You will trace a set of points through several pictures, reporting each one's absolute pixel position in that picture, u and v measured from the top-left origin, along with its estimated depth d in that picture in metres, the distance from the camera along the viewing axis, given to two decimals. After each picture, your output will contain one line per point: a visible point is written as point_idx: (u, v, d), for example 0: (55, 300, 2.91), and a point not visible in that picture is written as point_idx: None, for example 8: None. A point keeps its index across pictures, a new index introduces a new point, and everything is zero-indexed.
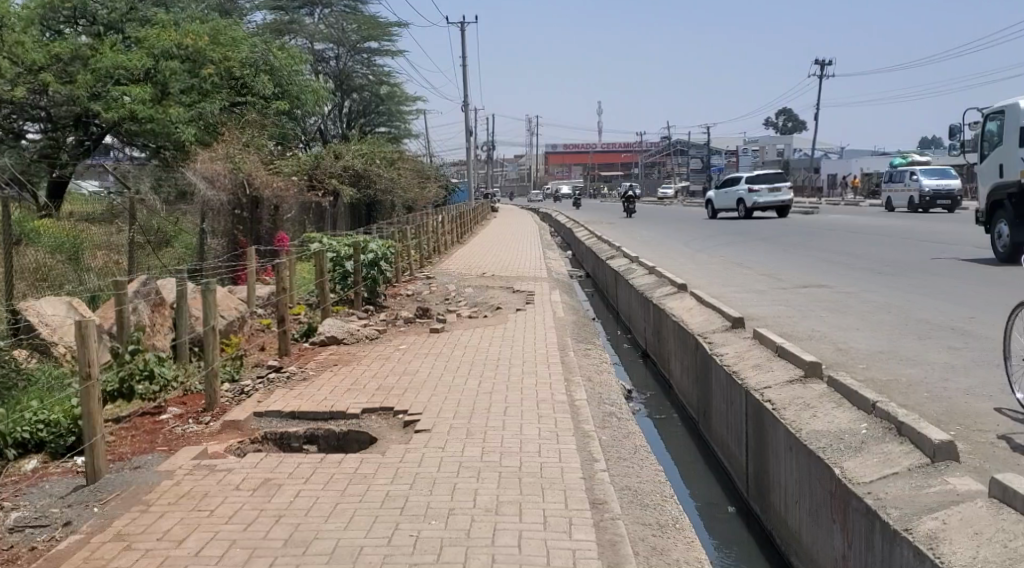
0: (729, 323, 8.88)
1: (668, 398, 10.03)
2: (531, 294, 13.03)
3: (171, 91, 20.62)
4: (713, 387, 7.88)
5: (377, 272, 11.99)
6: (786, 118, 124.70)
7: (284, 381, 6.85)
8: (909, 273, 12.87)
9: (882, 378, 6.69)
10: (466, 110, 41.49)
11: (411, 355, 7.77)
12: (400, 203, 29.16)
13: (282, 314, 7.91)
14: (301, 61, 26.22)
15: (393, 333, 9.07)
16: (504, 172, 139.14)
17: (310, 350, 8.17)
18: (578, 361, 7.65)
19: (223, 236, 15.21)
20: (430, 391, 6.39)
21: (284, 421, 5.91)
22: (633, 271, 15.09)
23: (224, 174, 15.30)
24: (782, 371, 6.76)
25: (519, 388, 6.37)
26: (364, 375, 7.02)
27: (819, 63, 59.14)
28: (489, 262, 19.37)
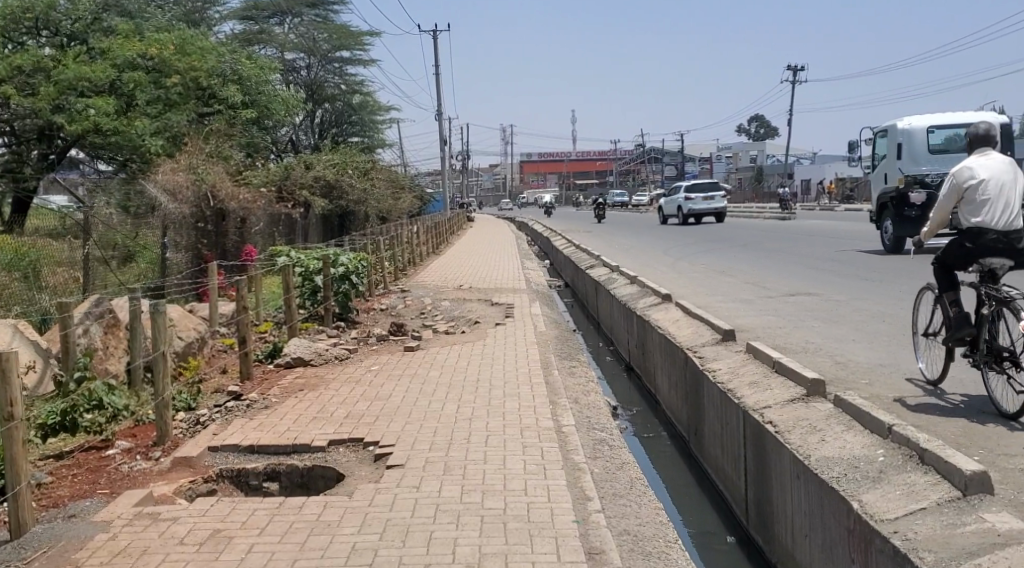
0: (719, 336, 8.43)
1: (655, 414, 9.59)
2: (510, 306, 12.54)
3: (136, 103, 20.00)
4: (705, 405, 7.43)
5: (348, 287, 11.45)
6: (759, 125, 125.69)
7: (244, 410, 6.30)
8: (898, 279, 12.55)
9: (887, 394, 6.29)
10: (440, 119, 41.07)
11: (384, 377, 7.25)
12: (375, 214, 28.60)
13: (245, 335, 7.37)
14: (271, 70, 25.59)
15: (366, 352, 8.56)
16: (480, 181, 138.85)
17: (275, 373, 7.62)
18: (562, 381, 7.16)
19: (187, 251, 14.57)
20: (404, 418, 5.88)
21: (242, 456, 5.37)
22: (614, 280, 14.65)
23: (186, 187, 14.72)
24: (782, 389, 6.31)
25: (501, 414, 5.87)
26: (332, 400, 6.48)
27: (791, 69, 59.54)
28: (466, 273, 18.89)
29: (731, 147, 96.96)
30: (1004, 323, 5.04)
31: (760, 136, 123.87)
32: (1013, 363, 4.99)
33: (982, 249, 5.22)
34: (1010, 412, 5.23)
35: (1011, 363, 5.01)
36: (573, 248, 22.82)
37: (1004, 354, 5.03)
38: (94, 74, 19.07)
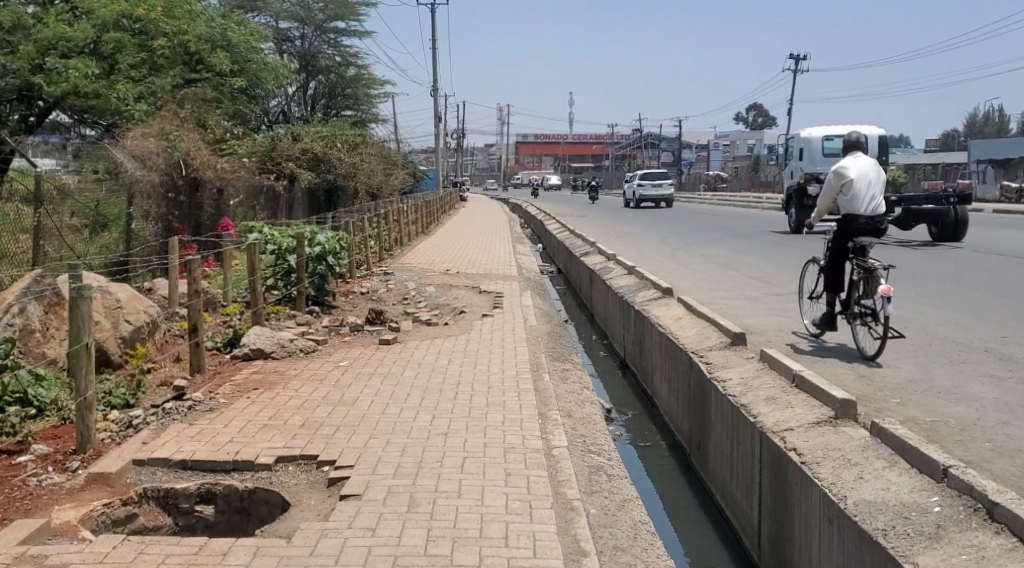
0: (728, 339, 7.62)
1: (652, 420, 8.80)
2: (499, 295, 11.68)
3: (121, 66, 18.94)
4: (712, 418, 6.63)
5: (325, 268, 10.62)
6: (757, 114, 125.03)
7: (184, 412, 5.44)
8: (915, 281, 11.76)
9: (925, 418, 5.49)
10: (436, 96, 40.10)
11: (351, 377, 6.40)
12: (365, 191, 27.52)
13: (197, 322, 6.50)
14: (261, 37, 24.48)
15: (336, 344, 7.71)
16: (474, 161, 137.64)
17: (230, 367, 6.78)
18: (554, 388, 6.33)
19: (158, 223, 13.62)
20: (368, 430, 5.04)
21: (172, 473, 4.53)
22: (610, 270, 13.80)
23: (158, 153, 13.73)
24: (804, 409, 5.49)
25: (483, 429, 5.04)
26: (289, 404, 5.63)
27: (793, 58, 58.90)
28: (455, 256, 18.05)
29: (729, 136, 96.01)
30: (868, 289, 6.59)
31: (757, 126, 123.26)
32: (872, 319, 6.61)
33: (853, 229, 6.73)
34: (871, 354, 6.94)
35: (870, 318, 6.64)
36: (568, 233, 21.97)
37: (866, 312, 6.62)
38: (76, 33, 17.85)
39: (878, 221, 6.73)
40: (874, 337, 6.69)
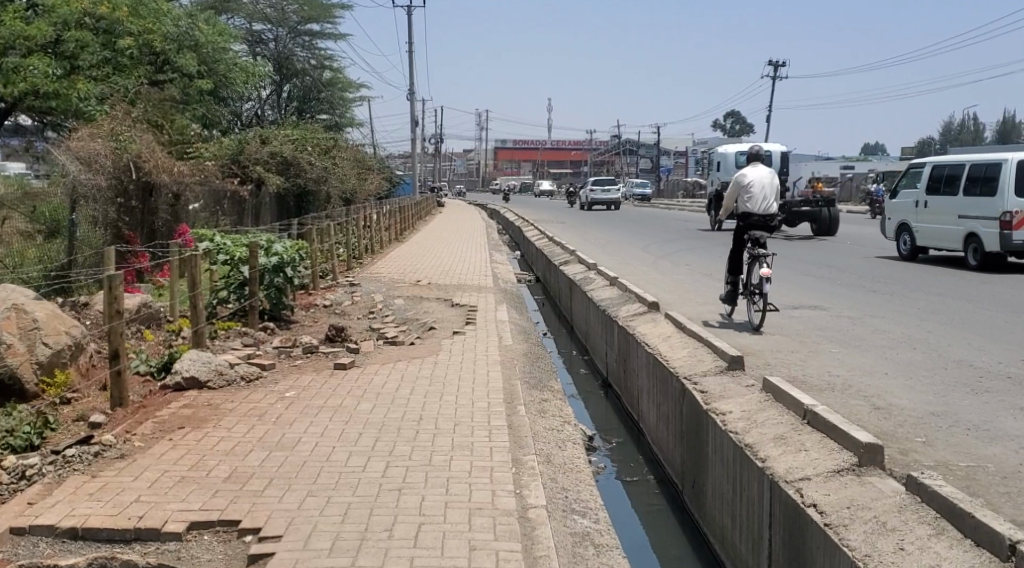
0: (723, 363, 6.84)
1: (639, 448, 8.03)
2: (472, 309, 10.85)
3: (81, 65, 17.78)
4: (709, 455, 5.86)
5: (282, 280, 9.79)
6: (734, 121, 125.86)
7: (87, 462, 4.53)
8: (915, 296, 11.12)
9: (959, 463, 4.75)
10: (413, 100, 39.31)
11: (296, 411, 5.54)
12: (338, 196, 26.49)
13: (117, 347, 5.61)
14: (230, 36, 23.43)
15: (286, 369, 6.86)
16: (451, 165, 136.89)
17: (159, 398, 5.90)
18: (532, 424, 5.51)
19: (105, 230, 12.60)
20: (306, 483, 4.22)
21: (57, 545, 3.62)
22: (591, 281, 12.99)
23: (106, 155, 12.54)
24: (819, 452, 4.73)
25: (446, 483, 4.22)
26: (216, 449, 4.75)
27: (773, 64, 58.83)
28: (427, 265, 17.21)
29: (706, 142, 96.04)
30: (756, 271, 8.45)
31: (735, 133, 124.10)
32: (758, 295, 8.48)
33: (750, 223, 8.54)
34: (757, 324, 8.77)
35: (756, 294, 8.50)
36: (547, 240, 21.19)
37: (755, 290, 8.48)
38: (34, 32, 16.72)
39: (770, 219, 8.58)
40: (757, 310, 8.58)
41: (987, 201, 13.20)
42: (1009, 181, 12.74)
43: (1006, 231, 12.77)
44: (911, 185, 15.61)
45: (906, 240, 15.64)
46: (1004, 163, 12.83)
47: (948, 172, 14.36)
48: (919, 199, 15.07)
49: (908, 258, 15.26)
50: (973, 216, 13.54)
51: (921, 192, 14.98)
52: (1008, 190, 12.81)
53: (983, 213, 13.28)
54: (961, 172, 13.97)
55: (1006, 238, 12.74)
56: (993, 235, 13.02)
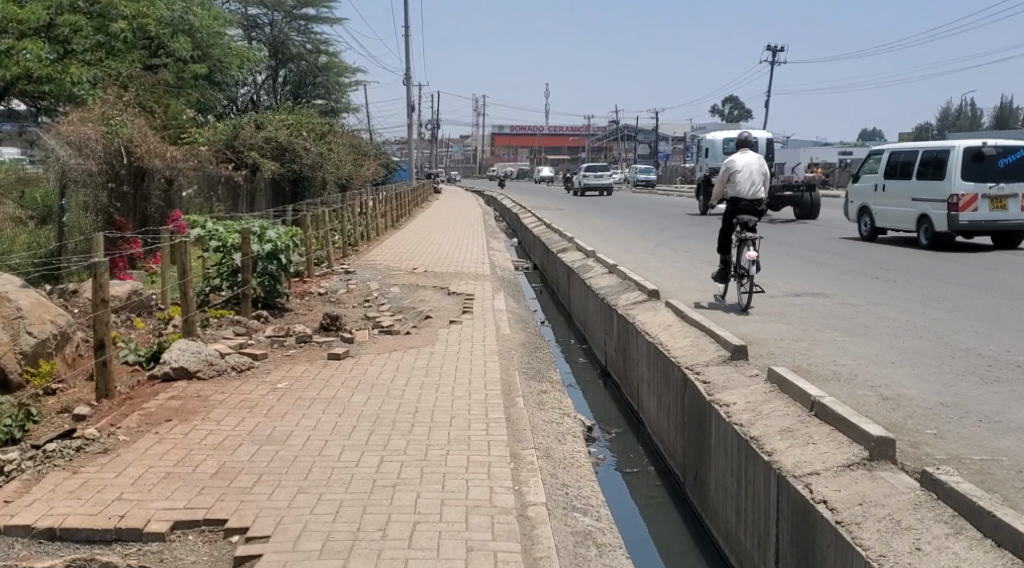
0: (726, 352, 6.68)
1: (639, 438, 7.88)
2: (469, 297, 10.68)
3: (74, 49, 17.55)
4: (712, 447, 5.71)
5: (275, 267, 9.60)
6: (732, 106, 125.48)
7: (69, 457, 4.36)
8: (918, 282, 10.98)
9: (973, 456, 4.60)
10: (409, 85, 39.00)
11: (288, 403, 5.37)
12: (334, 182, 26.24)
13: (103, 337, 5.43)
14: (225, 20, 23.11)
15: (279, 359, 6.69)
16: (448, 151, 136.42)
17: (146, 390, 5.73)
18: (531, 416, 5.34)
19: (97, 215, 12.36)
20: (296, 479, 4.06)
21: (33, 546, 3.46)
22: (590, 268, 12.82)
23: (96, 140, 12.27)
24: (828, 445, 4.57)
25: (442, 479, 4.05)
26: (203, 443, 4.58)
27: (771, 49, 58.49)
28: (424, 252, 17.02)
29: (704, 128, 95.69)
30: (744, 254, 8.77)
31: (733, 118, 123.67)
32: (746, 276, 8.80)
33: (738, 208, 8.85)
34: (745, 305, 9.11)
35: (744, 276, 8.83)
36: (545, 227, 20.99)
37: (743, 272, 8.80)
38: (27, 15, 16.33)
39: (757, 203, 8.93)
40: (744, 291, 8.92)
41: (937, 184, 14.32)
42: (957, 166, 13.87)
43: (954, 213, 13.91)
44: (871, 169, 16.75)
45: (867, 221, 16.79)
46: (953, 150, 13.95)
47: (905, 157, 15.47)
48: (878, 183, 16.19)
49: (869, 238, 16.41)
50: (924, 199, 14.72)
51: (880, 176, 16.10)
52: (957, 175, 13.92)
53: (934, 196, 14.41)
54: (915, 157, 15.09)
55: (953, 219, 13.89)
56: (942, 216, 14.16)
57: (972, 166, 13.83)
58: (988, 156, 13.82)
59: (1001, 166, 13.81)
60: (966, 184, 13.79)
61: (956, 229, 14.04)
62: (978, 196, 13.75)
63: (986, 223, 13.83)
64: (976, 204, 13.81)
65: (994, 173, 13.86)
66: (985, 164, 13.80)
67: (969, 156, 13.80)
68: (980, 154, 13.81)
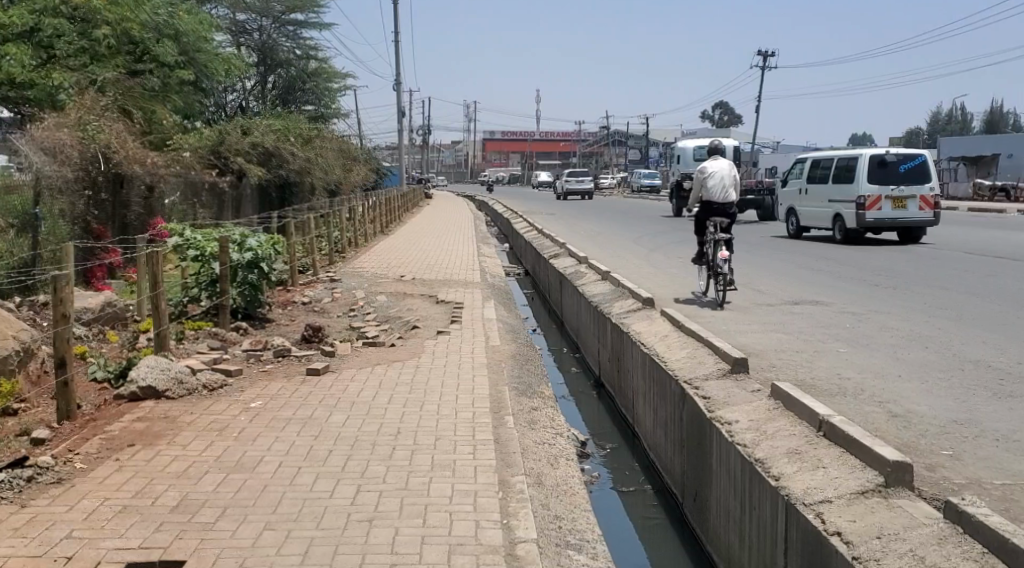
0: (725, 365, 6.38)
1: (634, 454, 7.56)
2: (457, 306, 10.37)
3: (58, 55, 17.24)
4: (713, 467, 5.39)
5: (256, 276, 9.26)
6: (724, 111, 125.70)
7: (17, 489, 3.99)
8: (918, 289, 10.73)
9: (994, 481, 4.30)
10: (399, 90, 38.69)
11: (262, 425, 5.04)
12: (323, 188, 25.88)
13: (64, 355, 5.07)
14: (212, 25, 22.73)
15: (255, 375, 6.35)
16: (439, 156, 136.12)
17: (110, 410, 5.37)
18: (521, 437, 5.02)
19: (74, 223, 11.95)
20: (264, 514, 3.71)
21: None
22: (582, 275, 12.53)
23: (73, 145, 11.88)
24: (839, 470, 4.26)
25: (424, 513, 3.71)
26: (167, 470, 4.22)
27: (763, 55, 58.41)
28: (414, 259, 16.68)
29: (695, 132, 95.54)
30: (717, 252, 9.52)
31: (724, 123, 123.90)
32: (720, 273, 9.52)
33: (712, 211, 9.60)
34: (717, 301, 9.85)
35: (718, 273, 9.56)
36: (536, 232, 20.69)
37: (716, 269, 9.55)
38: (8, 21, 16.83)
39: (729, 206, 9.66)
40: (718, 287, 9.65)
41: (848, 187, 16.40)
42: (864, 172, 15.92)
43: (862, 211, 15.95)
44: (796, 173, 18.84)
45: (793, 221, 18.94)
46: (860, 158, 16.02)
47: (822, 163, 17.56)
48: (802, 186, 18.28)
49: (794, 235, 18.51)
50: (838, 200, 16.81)
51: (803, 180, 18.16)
52: (864, 179, 15.98)
53: (847, 197, 16.48)
54: (830, 164, 17.18)
55: (862, 217, 15.95)
56: (853, 214, 16.23)
57: (877, 171, 15.88)
58: (890, 163, 15.91)
59: (902, 171, 15.87)
60: (872, 187, 15.86)
61: (866, 225, 16.08)
62: (882, 198, 15.79)
63: (891, 221, 15.84)
64: (880, 204, 15.85)
65: (896, 178, 15.87)
66: (887, 169, 15.88)
67: (874, 163, 15.88)
68: (884, 161, 15.88)
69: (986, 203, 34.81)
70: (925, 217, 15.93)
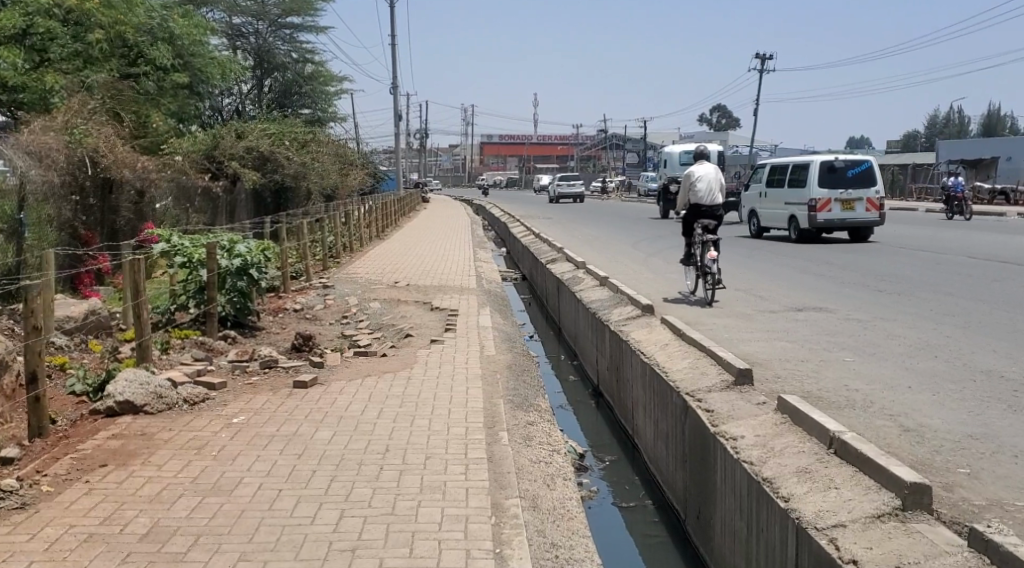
0: (729, 377, 6.13)
1: (635, 467, 7.31)
2: (453, 314, 10.13)
3: (51, 58, 17.00)
4: (718, 485, 5.14)
5: (245, 283, 9.01)
6: (721, 114, 125.66)
7: None
8: (924, 295, 10.48)
9: (1017, 502, 4.06)
10: (397, 94, 38.48)
11: (243, 443, 4.78)
12: (320, 192, 25.64)
13: (35, 370, 4.83)
14: (208, 28, 22.48)
15: (240, 388, 6.10)
16: (437, 160, 136.01)
17: (85, 427, 5.10)
18: (517, 455, 4.77)
19: (61, 229, 11.67)
20: (241, 544, 3.45)
21: None
22: (580, 281, 12.27)
23: (61, 149, 11.63)
24: (854, 493, 4.01)
25: (412, 542, 3.46)
26: (139, 494, 3.96)
27: (761, 58, 58.13)
28: (410, 264, 16.44)
29: (693, 136, 95.38)
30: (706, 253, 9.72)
31: (722, 126, 123.82)
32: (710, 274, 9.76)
33: (700, 214, 9.74)
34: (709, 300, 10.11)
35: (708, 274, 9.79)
36: (533, 237, 20.47)
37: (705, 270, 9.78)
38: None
39: (716, 209, 9.83)
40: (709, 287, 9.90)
41: (801, 191, 17.75)
42: (815, 177, 17.26)
43: (814, 212, 17.33)
44: (758, 178, 20.19)
45: (755, 222, 20.30)
46: (811, 163, 17.35)
47: (781, 169, 18.92)
48: (763, 190, 19.62)
49: (755, 235, 19.87)
50: (793, 203, 18.18)
51: (764, 184, 19.51)
52: (814, 183, 17.31)
53: (800, 200, 17.83)
54: (787, 169, 18.53)
55: (813, 218, 17.34)
56: (806, 215, 17.57)
57: (827, 176, 17.22)
58: (838, 168, 17.22)
59: (850, 176, 17.17)
60: (822, 191, 17.20)
61: (818, 226, 17.46)
62: (832, 200, 17.17)
63: (840, 221, 17.22)
64: (830, 206, 17.22)
65: (845, 182, 17.21)
66: (836, 174, 17.21)
67: (824, 169, 17.20)
68: (833, 167, 17.20)
69: (986, 206, 34.62)
70: (872, 217, 17.33)
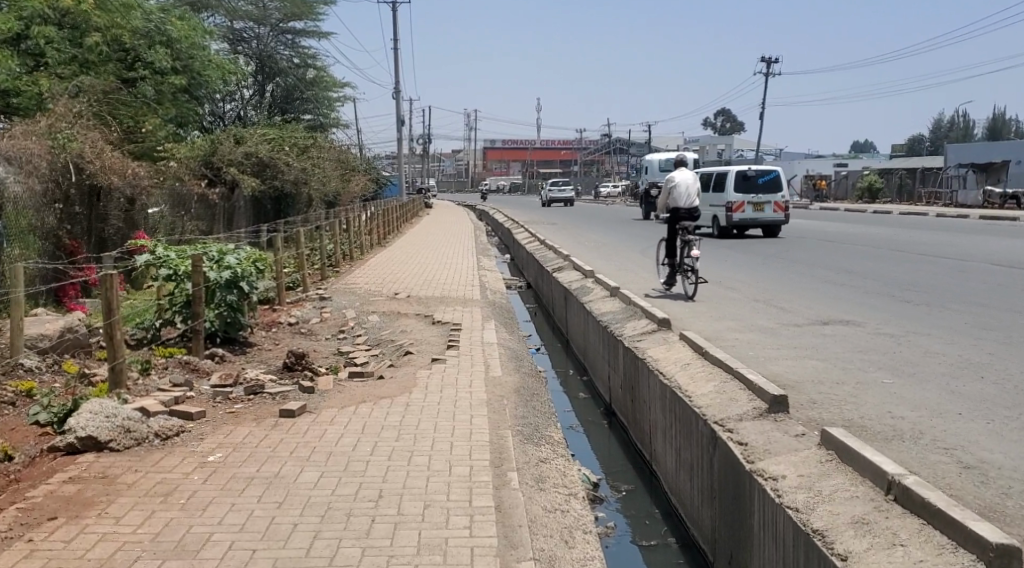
0: (760, 404, 5.54)
1: (653, 499, 6.71)
2: (455, 328, 9.56)
3: (47, 63, 16.52)
4: (756, 530, 4.53)
5: (234, 297, 8.45)
6: (726, 118, 124.84)
7: None
8: (957, 307, 9.86)
9: None
10: (399, 99, 37.96)
11: (219, 488, 4.19)
12: (319, 198, 25.10)
13: None
14: (208, 32, 21.93)
15: (221, 418, 5.53)
16: (439, 165, 135.49)
17: (41, 468, 4.51)
18: (529, 501, 4.18)
19: (46, 239, 11.10)
20: None
21: None
22: (589, 292, 11.67)
23: (45, 156, 11.10)
24: (928, 551, 3.42)
25: None
26: (87, 559, 3.37)
27: (767, 62, 57.50)
28: (410, 273, 15.90)
29: (698, 140, 94.65)
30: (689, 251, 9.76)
31: (726, 131, 123.11)
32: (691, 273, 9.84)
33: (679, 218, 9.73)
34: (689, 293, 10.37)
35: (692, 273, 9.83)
36: (538, 244, 19.91)
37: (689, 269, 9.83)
38: None
39: (694, 211, 9.81)
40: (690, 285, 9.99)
41: (719, 194, 19.79)
42: (731, 183, 19.26)
43: (730, 213, 19.42)
44: None
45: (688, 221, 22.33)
46: (728, 172, 19.32)
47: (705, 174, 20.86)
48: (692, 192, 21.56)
49: None
50: (713, 205, 20.23)
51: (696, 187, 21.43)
52: (730, 188, 19.33)
53: (719, 202, 19.91)
54: (709, 175, 20.48)
55: (729, 217, 19.38)
56: (724, 215, 19.62)
57: (741, 183, 19.24)
58: (751, 177, 19.24)
59: (760, 183, 19.23)
60: (736, 195, 19.27)
61: (733, 224, 19.54)
62: (745, 203, 19.28)
63: (752, 221, 19.35)
64: (743, 207, 19.31)
65: (756, 189, 19.27)
66: (749, 182, 19.23)
67: (739, 177, 19.17)
68: (746, 175, 19.22)
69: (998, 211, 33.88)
70: (778, 217, 19.50)
